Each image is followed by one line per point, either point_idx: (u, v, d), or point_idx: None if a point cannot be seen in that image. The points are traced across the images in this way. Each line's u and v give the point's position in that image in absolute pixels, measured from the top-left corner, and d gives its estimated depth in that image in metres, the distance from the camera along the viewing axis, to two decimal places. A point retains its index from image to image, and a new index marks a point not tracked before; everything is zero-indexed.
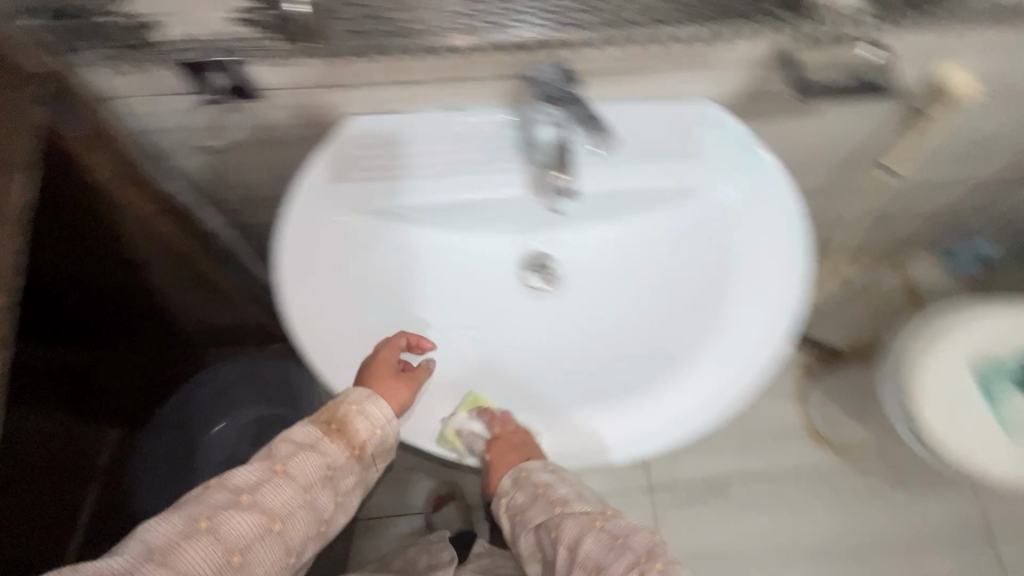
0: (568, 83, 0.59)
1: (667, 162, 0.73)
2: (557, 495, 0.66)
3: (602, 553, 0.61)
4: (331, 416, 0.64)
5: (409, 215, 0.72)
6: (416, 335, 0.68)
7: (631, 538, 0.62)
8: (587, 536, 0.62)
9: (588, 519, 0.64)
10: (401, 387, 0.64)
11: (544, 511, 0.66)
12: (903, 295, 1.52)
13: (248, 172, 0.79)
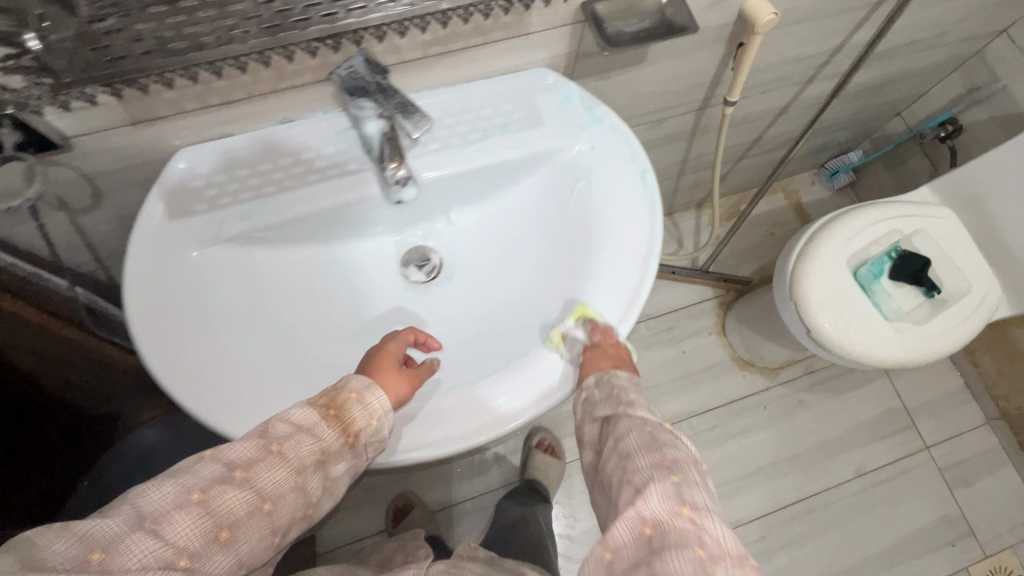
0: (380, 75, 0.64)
1: (515, 136, 0.76)
2: (628, 396, 0.63)
3: (639, 453, 0.57)
4: (330, 401, 0.57)
5: (270, 237, 0.71)
6: (422, 335, 0.73)
7: (668, 449, 0.57)
8: (634, 432, 0.59)
9: (641, 421, 0.60)
10: (401, 381, 0.65)
11: (611, 405, 0.62)
12: (795, 211, 1.73)
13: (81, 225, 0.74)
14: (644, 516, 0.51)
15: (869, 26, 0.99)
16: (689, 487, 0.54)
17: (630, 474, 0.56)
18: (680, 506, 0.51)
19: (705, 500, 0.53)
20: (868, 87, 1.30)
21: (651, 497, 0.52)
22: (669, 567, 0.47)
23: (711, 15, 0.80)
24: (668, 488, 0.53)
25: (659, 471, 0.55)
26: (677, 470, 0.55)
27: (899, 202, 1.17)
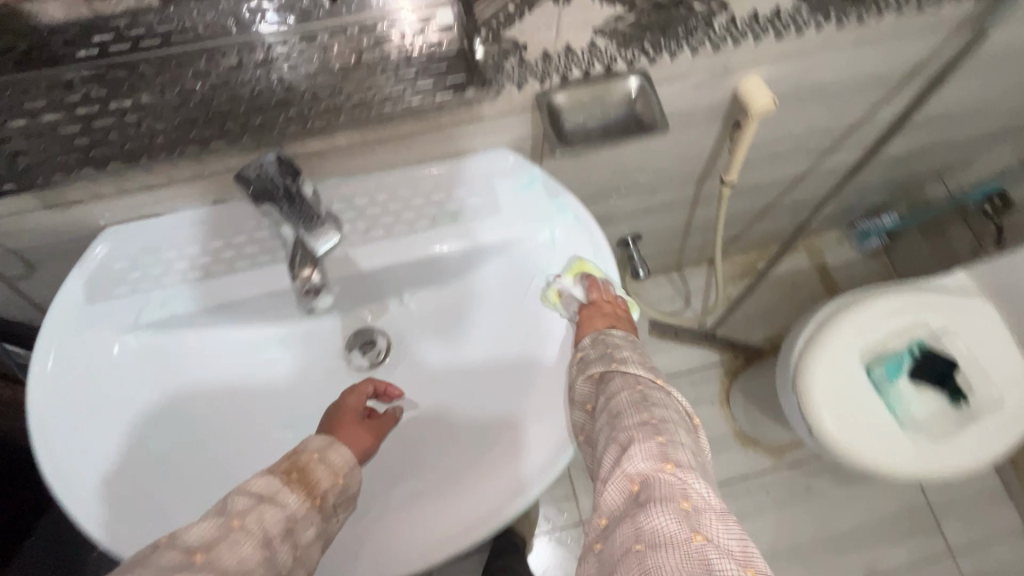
0: (294, 180, 0.52)
1: (467, 225, 0.69)
2: (619, 354, 0.61)
3: (629, 411, 0.55)
4: (291, 465, 0.56)
5: (195, 322, 0.67)
6: (383, 383, 0.70)
7: (657, 410, 0.55)
8: (625, 390, 0.57)
9: (633, 380, 0.58)
10: (363, 432, 0.65)
11: (605, 362, 0.60)
12: (819, 274, 1.58)
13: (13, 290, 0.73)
14: (630, 473, 0.50)
15: (897, 101, 0.87)
16: (675, 445, 0.51)
17: (617, 432, 0.53)
18: (665, 462, 0.49)
19: (692, 457, 0.51)
20: (903, 155, 1.17)
21: (637, 453, 0.50)
22: (653, 521, 0.45)
23: (700, 97, 0.71)
24: (652, 446, 0.50)
25: (646, 429, 0.52)
26: (665, 431, 0.52)
27: (926, 292, 1.03)
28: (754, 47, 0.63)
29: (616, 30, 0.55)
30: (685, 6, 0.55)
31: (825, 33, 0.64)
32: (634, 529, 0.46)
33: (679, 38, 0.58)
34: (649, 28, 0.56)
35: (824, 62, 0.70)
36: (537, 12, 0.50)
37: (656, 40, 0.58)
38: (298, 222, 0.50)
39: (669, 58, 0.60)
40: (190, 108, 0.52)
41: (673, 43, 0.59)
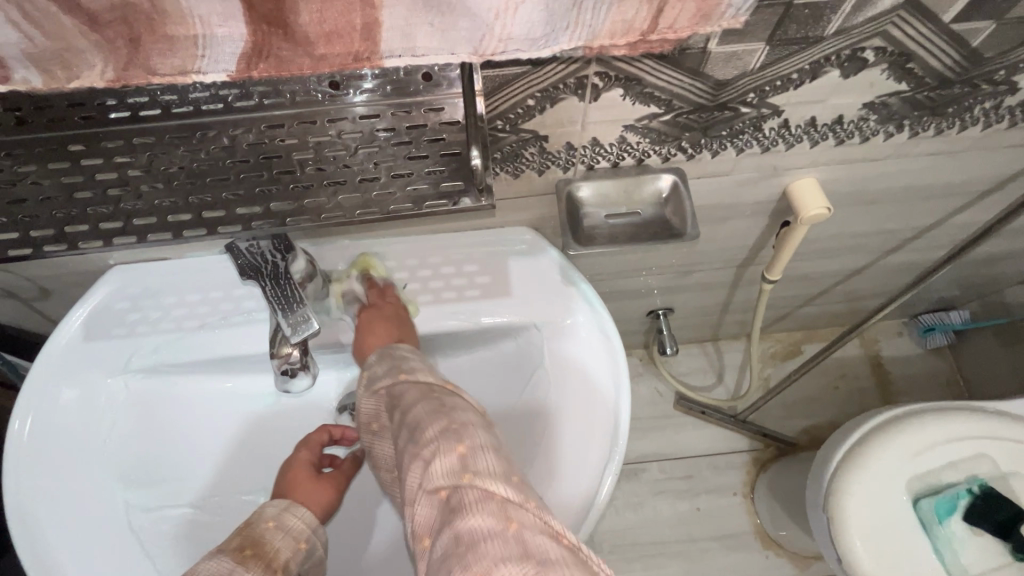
0: (285, 256, 0.49)
1: (473, 303, 0.64)
2: (408, 362, 0.53)
3: (425, 421, 0.45)
4: (245, 540, 0.51)
5: (183, 370, 0.65)
6: (340, 427, 0.65)
7: (457, 411, 0.46)
8: (420, 403, 0.47)
9: (430, 388, 0.50)
10: (321, 488, 0.61)
11: (391, 376, 0.52)
12: (869, 366, 1.44)
13: (30, 312, 0.74)
14: (433, 489, 0.41)
15: (976, 209, 0.77)
16: (480, 444, 0.43)
17: (416, 448, 0.44)
18: (462, 470, 0.41)
19: (495, 449, 0.44)
20: (981, 257, 1.04)
21: (439, 465, 0.42)
22: (467, 523, 0.38)
23: (743, 193, 0.64)
24: (456, 455, 0.42)
25: (445, 438, 0.43)
26: (466, 435, 0.44)
27: (995, 421, 0.90)
28: (810, 149, 0.56)
29: (648, 127, 0.49)
30: (731, 108, 0.48)
31: (896, 140, 0.56)
32: (451, 541, 0.38)
33: (722, 135, 0.52)
34: (687, 126, 0.50)
35: (893, 168, 0.62)
36: (560, 107, 0.45)
37: (696, 138, 0.52)
38: (277, 304, 0.48)
39: (711, 155, 0.55)
40: (132, 186, 0.43)
41: (716, 142, 0.53)
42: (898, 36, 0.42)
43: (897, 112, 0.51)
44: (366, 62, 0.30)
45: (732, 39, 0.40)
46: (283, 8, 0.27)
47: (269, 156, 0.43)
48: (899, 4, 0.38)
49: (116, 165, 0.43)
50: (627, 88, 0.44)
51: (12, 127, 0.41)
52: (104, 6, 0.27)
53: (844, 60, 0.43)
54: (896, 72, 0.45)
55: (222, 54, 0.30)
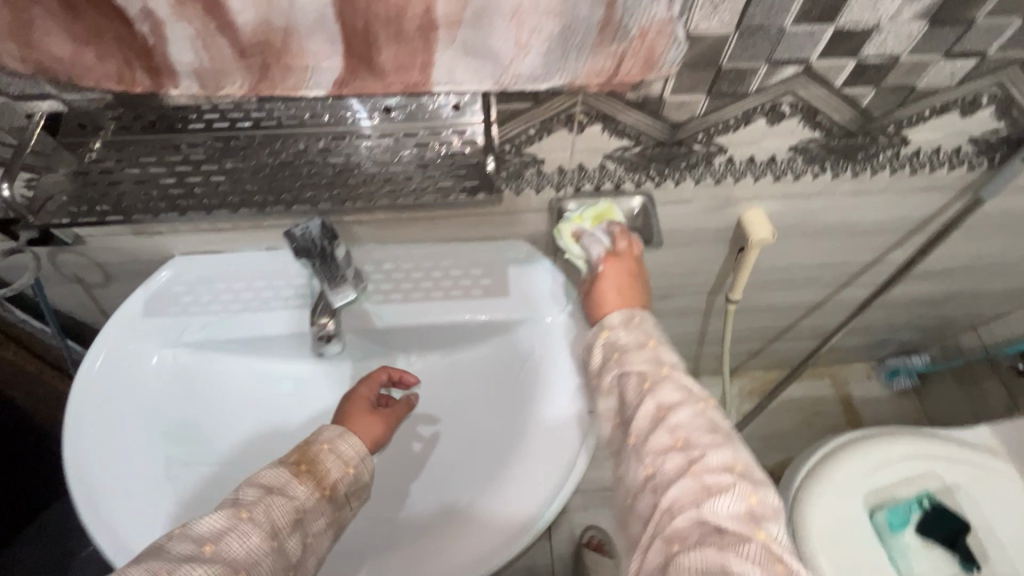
0: (331, 243, 0.61)
1: (476, 301, 0.76)
2: (668, 357, 0.55)
3: (706, 445, 0.48)
4: (302, 457, 0.60)
5: (224, 349, 0.75)
6: (398, 371, 0.76)
7: (734, 444, 0.49)
8: (688, 409, 0.50)
9: (693, 395, 0.52)
10: (373, 423, 0.69)
11: (649, 359, 0.54)
12: (841, 406, 1.53)
13: (83, 296, 0.85)
14: (711, 520, 0.45)
15: (906, 248, 0.90)
16: (768, 505, 0.46)
17: (695, 466, 0.47)
18: (754, 523, 0.45)
19: (776, 513, 0.47)
20: (927, 300, 1.16)
21: (722, 505, 0.45)
22: (740, 568, 0.42)
23: (704, 220, 0.78)
24: (739, 501, 0.45)
25: (734, 479, 0.46)
26: (753, 484, 0.47)
27: (942, 443, 1.00)
28: (753, 183, 0.70)
29: (620, 155, 0.63)
30: (686, 145, 0.62)
31: (822, 179, 0.70)
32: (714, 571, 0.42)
33: (681, 166, 0.66)
34: (653, 157, 0.64)
35: (821, 205, 0.76)
36: (554, 137, 0.59)
37: (660, 168, 0.66)
38: (325, 280, 0.62)
39: (674, 184, 0.69)
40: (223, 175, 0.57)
41: (677, 173, 0.67)
42: (806, 94, 0.56)
43: (817, 155, 0.66)
44: (421, 87, 0.43)
45: (681, 91, 0.54)
46: (371, 49, 0.41)
47: (334, 162, 0.57)
48: (800, 72, 0.53)
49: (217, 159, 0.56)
50: (605, 124, 0.58)
51: (140, 130, 0.55)
52: (252, 40, 0.40)
53: (767, 110, 0.58)
54: (810, 123, 0.60)
55: (324, 75, 0.43)
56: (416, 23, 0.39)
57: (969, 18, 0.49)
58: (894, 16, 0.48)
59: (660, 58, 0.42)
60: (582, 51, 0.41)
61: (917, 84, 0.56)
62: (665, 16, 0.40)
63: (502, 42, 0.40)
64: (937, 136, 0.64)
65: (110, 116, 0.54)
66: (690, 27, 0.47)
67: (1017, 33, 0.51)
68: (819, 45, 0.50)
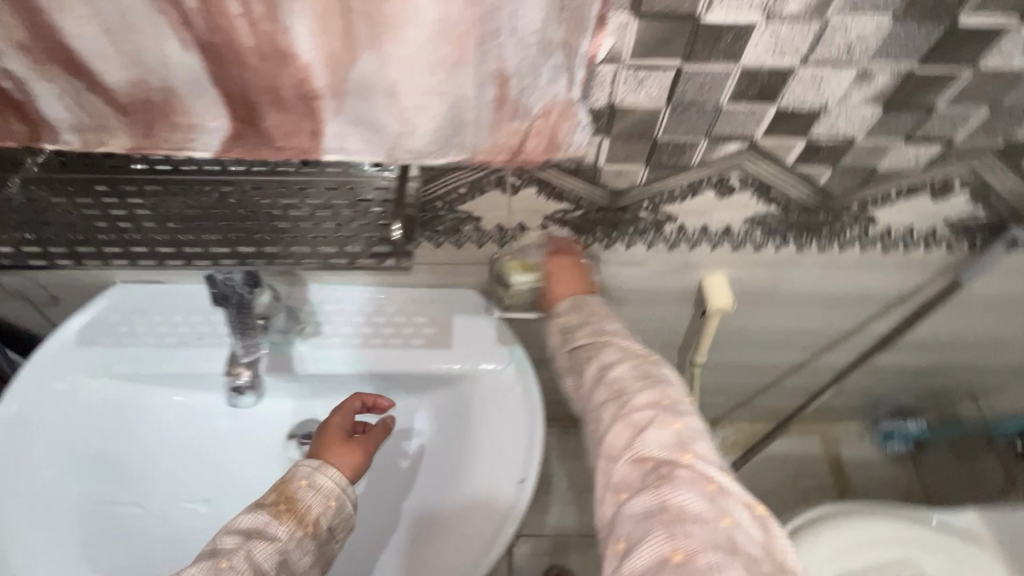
0: (251, 292, 0.58)
1: (417, 351, 0.73)
2: (610, 326, 0.56)
3: (636, 386, 0.50)
4: (280, 495, 0.56)
5: (155, 383, 0.72)
6: (372, 396, 0.70)
7: (667, 384, 0.50)
8: (624, 363, 0.52)
9: (632, 352, 0.53)
10: (352, 451, 0.63)
11: (590, 334, 0.56)
12: (829, 466, 1.44)
13: (26, 312, 0.83)
14: (648, 460, 0.46)
15: (887, 319, 0.84)
16: (694, 428, 0.48)
17: (625, 408, 0.49)
18: (682, 448, 0.46)
19: (704, 436, 0.48)
20: (919, 368, 1.09)
21: (654, 438, 0.46)
22: (679, 496, 0.43)
23: (662, 281, 0.73)
24: (670, 433, 0.47)
25: (661, 413, 0.48)
26: (679, 412, 0.48)
27: (922, 528, 0.93)
28: (710, 251, 0.65)
29: (562, 218, 0.60)
30: (631, 212, 0.59)
31: (786, 251, 0.66)
32: (655, 505, 0.43)
33: (630, 232, 0.62)
34: (596, 221, 0.60)
35: (789, 274, 0.71)
36: (487, 196, 0.56)
37: (607, 232, 0.62)
38: (236, 329, 0.59)
39: (624, 246, 0.65)
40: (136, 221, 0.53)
41: (626, 237, 0.63)
42: (755, 170, 0.52)
43: (776, 228, 0.61)
44: (312, 155, 0.41)
45: (617, 160, 0.51)
46: (254, 114, 0.38)
47: (244, 211, 0.53)
48: (744, 148, 0.49)
49: (126, 203, 0.53)
50: (540, 187, 0.55)
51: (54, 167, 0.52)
52: (128, 99, 0.38)
53: (715, 183, 0.54)
54: (763, 197, 0.56)
55: (211, 137, 0.41)
56: (295, 93, 0.36)
57: (928, 104, 0.44)
58: (843, 98, 0.44)
59: (564, 140, 0.39)
60: (479, 130, 0.38)
61: (879, 165, 0.51)
62: (566, 98, 0.37)
63: (385, 119, 0.36)
64: (906, 216, 0.59)
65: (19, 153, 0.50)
66: (615, 99, 0.44)
67: (985, 121, 0.46)
68: (762, 124, 0.46)
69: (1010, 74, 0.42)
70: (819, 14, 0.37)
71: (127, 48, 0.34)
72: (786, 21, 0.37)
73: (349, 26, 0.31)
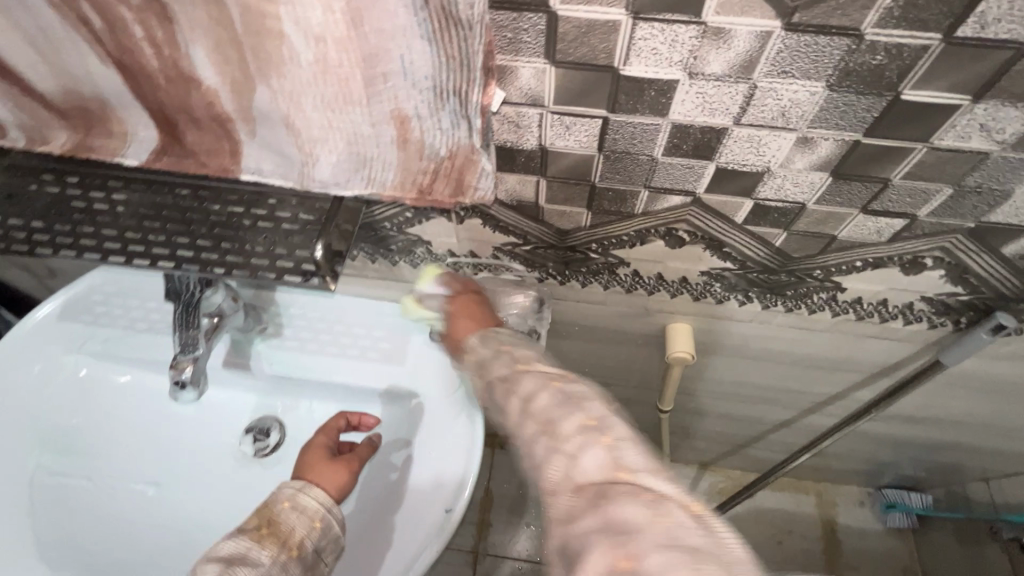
0: (200, 293, 0.61)
1: (371, 364, 0.73)
2: (524, 353, 0.48)
3: (561, 411, 0.43)
4: (262, 520, 0.55)
5: (124, 365, 0.75)
6: (357, 415, 0.71)
7: (591, 402, 0.43)
8: (543, 391, 0.44)
9: (546, 376, 0.45)
10: (338, 469, 0.62)
11: (508, 366, 0.47)
12: (821, 530, 1.34)
13: (23, 278, 0.88)
14: (584, 484, 0.39)
15: (873, 388, 0.78)
16: (622, 435, 0.41)
17: (557, 440, 0.42)
18: (616, 466, 0.39)
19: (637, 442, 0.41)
20: (920, 441, 1.01)
21: (587, 460, 0.40)
22: (620, 513, 0.36)
23: (625, 324, 0.70)
24: (602, 449, 0.40)
25: (590, 433, 0.41)
26: (609, 426, 0.41)
27: None
28: (670, 298, 0.63)
29: (512, 250, 0.59)
30: (581, 252, 0.57)
31: (750, 308, 0.62)
32: (597, 529, 0.37)
33: (583, 271, 0.60)
34: (547, 258, 0.59)
35: (758, 331, 0.67)
36: (433, 222, 0.56)
37: (560, 269, 0.61)
38: (179, 326, 0.60)
39: (580, 284, 0.63)
40: (91, 215, 0.55)
41: (580, 276, 0.61)
42: (704, 225, 0.50)
43: (737, 285, 0.58)
44: (231, 173, 0.41)
45: (557, 201, 0.50)
46: (176, 129, 0.39)
47: (190, 214, 0.54)
48: (689, 202, 0.47)
49: (87, 196, 0.55)
50: (484, 220, 0.54)
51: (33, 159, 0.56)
52: (64, 103, 0.40)
53: (664, 234, 0.52)
54: (717, 253, 0.53)
55: (140, 146, 0.42)
56: (207, 114, 0.37)
57: (882, 176, 0.41)
58: (786, 162, 0.41)
59: (470, 185, 0.39)
60: (384, 166, 0.37)
61: (838, 233, 0.48)
62: (469, 143, 0.36)
63: (288, 147, 0.37)
64: (877, 288, 0.55)
65: None
66: (545, 143, 0.43)
67: (949, 200, 0.42)
68: (702, 180, 0.44)
69: (969, 154, 0.38)
70: (745, 76, 0.35)
71: (53, 60, 0.36)
72: (709, 80, 0.36)
73: (241, 58, 0.32)
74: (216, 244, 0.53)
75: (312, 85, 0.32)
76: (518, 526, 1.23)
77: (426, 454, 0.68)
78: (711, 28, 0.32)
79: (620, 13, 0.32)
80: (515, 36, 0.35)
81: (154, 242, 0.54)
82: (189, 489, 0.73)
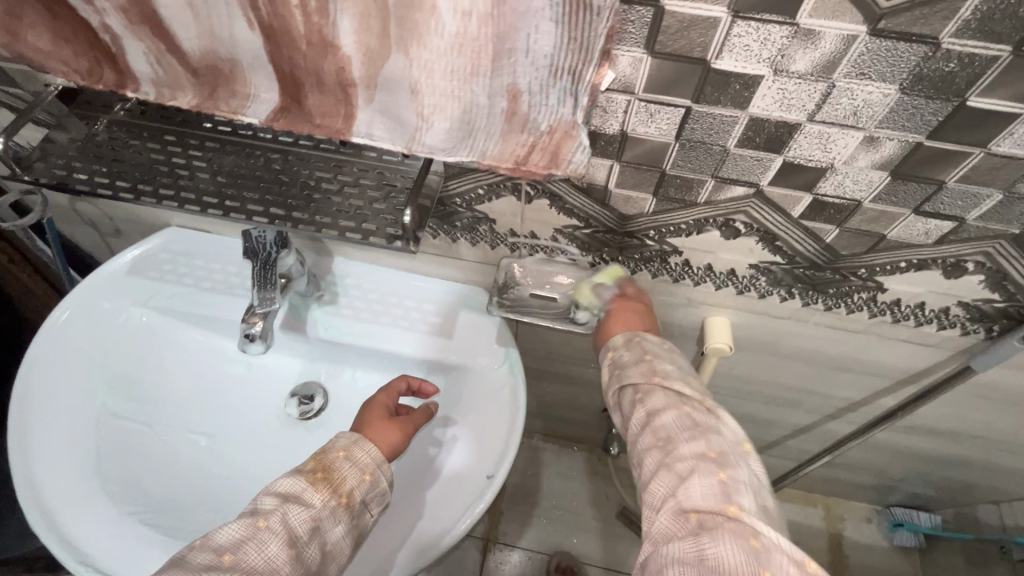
0: (279, 251, 0.65)
1: (424, 334, 0.77)
2: (661, 367, 0.55)
3: (682, 437, 0.50)
4: (318, 464, 0.55)
5: (183, 320, 0.80)
6: (418, 380, 0.70)
7: (714, 436, 0.50)
8: (672, 411, 0.51)
9: (678, 399, 0.53)
10: (394, 430, 0.62)
11: (642, 373, 0.54)
12: (828, 543, 1.36)
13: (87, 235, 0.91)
14: (693, 510, 0.46)
15: (896, 395, 0.81)
16: (740, 480, 0.48)
17: (672, 460, 0.49)
18: (729, 500, 0.46)
19: (750, 489, 0.48)
20: (937, 456, 1.04)
21: (701, 488, 0.47)
22: (723, 550, 0.43)
23: (665, 315, 0.73)
24: (716, 481, 0.47)
25: (706, 463, 0.48)
26: (727, 463, 0.48)
27: None
28: (715, 291, 0.66)
29: (573, 231, 0.62)
30: (638, 238, 0.61)
31: (791, 304, 0.65)
32: (697, 557, 0.43)
33: (635, 257, 0.64)
34: (602, 243, 0.63)
35: (793, 328, 0.70)
36: (503, 200, 0.60)
37: (614, 253, 0.64)
38: (258, 283, 0.65)
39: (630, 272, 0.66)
40: (190, 170, 0.60)
41: (631, 263, 0.65)
42: (761, 217, 0.53)
43: (782, 279, 0.61)
44: (342, 137, 0.45)
45: (627, 186, 0.53)
46: (300, 92, 0.43)
47: (281, 177, 0.59)
48: (751, 193, 0.51)
49: (187, 154, 0.60)
50: (552, 201, 0.58)
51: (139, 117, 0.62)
52: (200, 63, 0.44)
53: (721, 224, 0.55)
54: (769, 246, 0.57)
55: (258, 107, 0.46)
56: (336, 80, 0.41)
57: (938, 179, 0.45)
58: (850, 160, 0.45)
59: (565, 158, 0.41)
60: (488, 137, 0.41)
61: (887, 233, 0.52)
62: (571, 119, 0.39)
63: (406, 113, 0.41)
64: (920, 289, 0.58)
65: (118, 97, 0.61)
66: (627, 128, 0.47)
67: (999, 205, 0.46)
68: (768, 174, 0.48)
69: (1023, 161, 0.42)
70: (826, 75, 0.39)
71: (205, 21, 0.40)
72: (792, 77, 0.39)
73: (385, 28, 0.36)
74: (306, 203, 0.58)
75: (447, 55, 0.36)
76: (529, 515, 1.25)
77: (468, 420, 0.71)
78: (804, 29, 0.36)
79: (721, 12, 0.36)
80: (622, 27, 0.39)
81: (247, 199, 0.59)
82: (244, 441, 0.77)
